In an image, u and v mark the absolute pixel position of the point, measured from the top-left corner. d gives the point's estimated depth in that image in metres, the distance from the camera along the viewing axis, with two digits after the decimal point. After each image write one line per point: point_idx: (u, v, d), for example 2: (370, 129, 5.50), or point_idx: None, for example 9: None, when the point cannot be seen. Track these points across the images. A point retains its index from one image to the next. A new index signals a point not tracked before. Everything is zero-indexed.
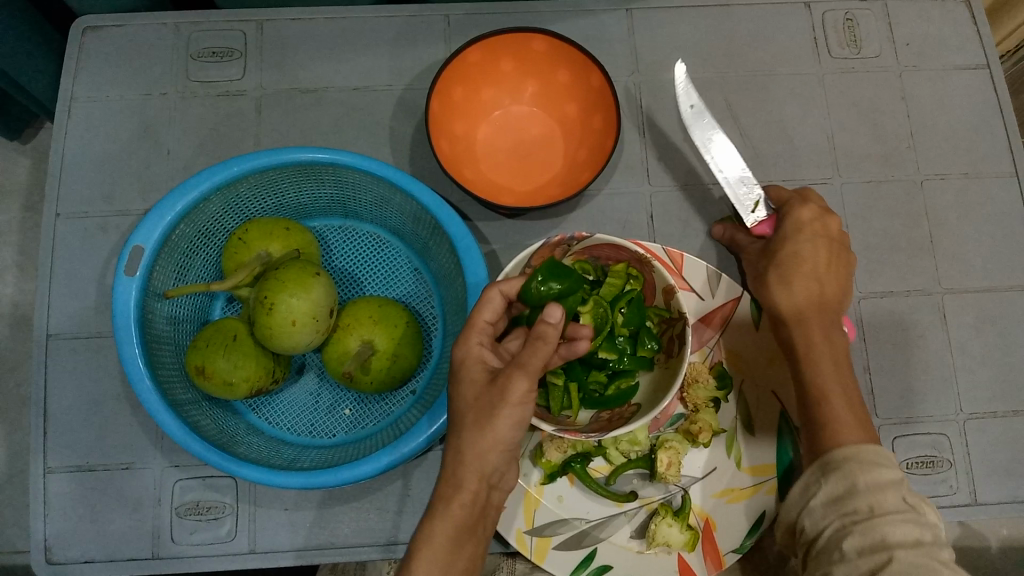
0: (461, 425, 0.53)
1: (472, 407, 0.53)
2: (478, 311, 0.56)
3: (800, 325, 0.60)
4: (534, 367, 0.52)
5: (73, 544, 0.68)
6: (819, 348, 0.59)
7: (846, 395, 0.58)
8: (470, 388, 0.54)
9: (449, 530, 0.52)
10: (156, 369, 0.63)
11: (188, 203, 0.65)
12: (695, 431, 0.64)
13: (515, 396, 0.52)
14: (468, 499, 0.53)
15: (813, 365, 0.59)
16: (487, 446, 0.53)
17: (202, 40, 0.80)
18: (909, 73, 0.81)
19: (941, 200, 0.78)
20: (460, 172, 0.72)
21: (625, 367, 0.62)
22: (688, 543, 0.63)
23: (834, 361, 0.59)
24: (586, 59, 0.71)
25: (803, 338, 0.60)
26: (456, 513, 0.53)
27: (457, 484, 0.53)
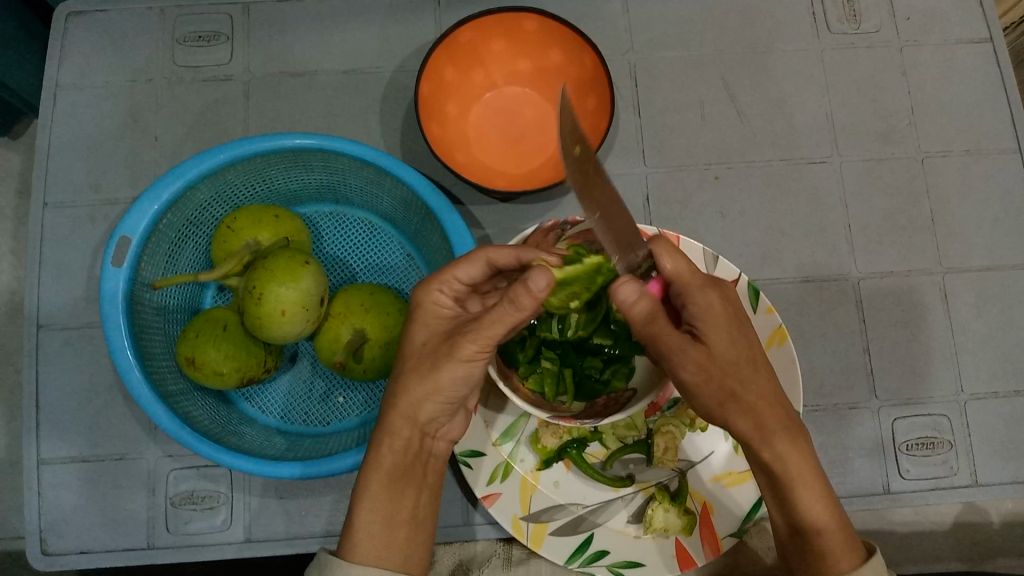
0: (403, 373, 0.54)
1: (418, 354, 0.54)
2: (454, 266, 0.54)
3: (762, 430, 0.52)
4: (488, 334, 0.50)
5: (68, 535, 0.68)
6: (791, 450, 0.52)
7: (827, 493, 0.53)
8: (421, 334, 0.55)
9: (384, 479, 0.54)
10: (146, 360, 0.63)
11: (175, 192, 0.64)
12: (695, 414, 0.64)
13: (463, 354, 0.52)
14: (397, 452, 0.55)
15: (801, 482, 0.52)
16: (412, 397, 0.54)
17: (188, 23, 0.78)
18: (911, 48, 0.79)
19: (942, 177, 0.76)
20: (450, 156, 0.71)
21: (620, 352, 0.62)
22: (685, 528, 0.63)
23: (812, 465, 0.53)
24: (578, 38, 0.69)
25: (789, 451, 0.52)
26: (392, 464, 0.55)
27: (390, 431, 0.55)
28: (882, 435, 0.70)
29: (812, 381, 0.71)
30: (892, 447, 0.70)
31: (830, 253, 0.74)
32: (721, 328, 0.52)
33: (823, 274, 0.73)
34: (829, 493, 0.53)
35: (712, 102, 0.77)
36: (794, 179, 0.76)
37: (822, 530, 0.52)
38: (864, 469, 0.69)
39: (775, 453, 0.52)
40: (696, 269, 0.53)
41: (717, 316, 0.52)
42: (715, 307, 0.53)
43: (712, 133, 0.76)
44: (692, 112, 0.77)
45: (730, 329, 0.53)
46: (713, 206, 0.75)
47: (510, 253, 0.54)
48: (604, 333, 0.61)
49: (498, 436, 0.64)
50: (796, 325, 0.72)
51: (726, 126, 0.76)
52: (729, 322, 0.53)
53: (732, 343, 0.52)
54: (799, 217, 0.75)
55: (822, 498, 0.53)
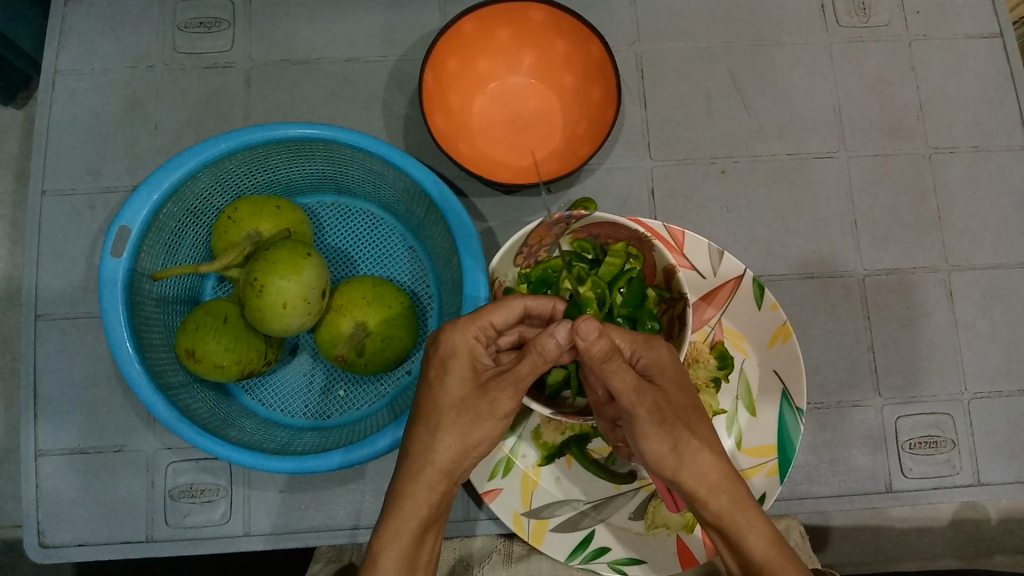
0: (437, 422, 0.54)
1: (452, 408, 0.54)
2: (490, 311, 0.53)
3: (698, 470, 0.53)
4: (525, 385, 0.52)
5: (67, 526, 0.68)
6: (719, 486, 0.54)
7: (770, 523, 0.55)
8: (456, 394, 0.54)
9: (412, 529, 0.54)
10: (145, 351, 0.62)
11: (175, 181, 0.63)
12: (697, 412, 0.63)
13: (501, 410, 0.53)
14: (427, 494, 0.54)
15: (746, 525, 0.54)
16: (449, 452, 0.54)
17: (189, 9, 0.77)
18: (920, 42, 0.78)
19: (950, 173, 0.76)
20: (454, 147, 0.70)
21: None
22: (687, 525, 0.63)
23: (750, 504, 0.54)
24: (585, 29, 0.68)
25: (729, 504, 0.54)
26: (418, 512, 0.54)
27: (424, 483, 0.54)
28: (886, 432, 0.70)
29: (816, 378, 0.71)
30: (895, 446, 0.70)
31: (836, 249, 0.73)
32: (674, 375, 0.53)
33: (827, 270, 0.73)
34: (770, 526, 0.55)
35: (718, 95, 0.76)
36: (800, 173, 0.75)
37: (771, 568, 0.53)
38: (867, 467, 0.69)
39: (715, 508, 0.54)
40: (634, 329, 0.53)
41: (669, 371, 0.53)
42: (667, 361, 0.53)
43: (718, 127, 0.75)
44: (698, 105, 0.76)
45: (685, 382, 0.54)
46: (717, 200, 0.74)
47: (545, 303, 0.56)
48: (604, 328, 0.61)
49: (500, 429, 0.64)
50: (800, 322, 0.72)
51: (733, 119, 0.76)
52: (682, 370, 0.54)
53: (681, 391, 0.53)
54: (803, 213, 0.74)
55: (761, 529, 0.54)
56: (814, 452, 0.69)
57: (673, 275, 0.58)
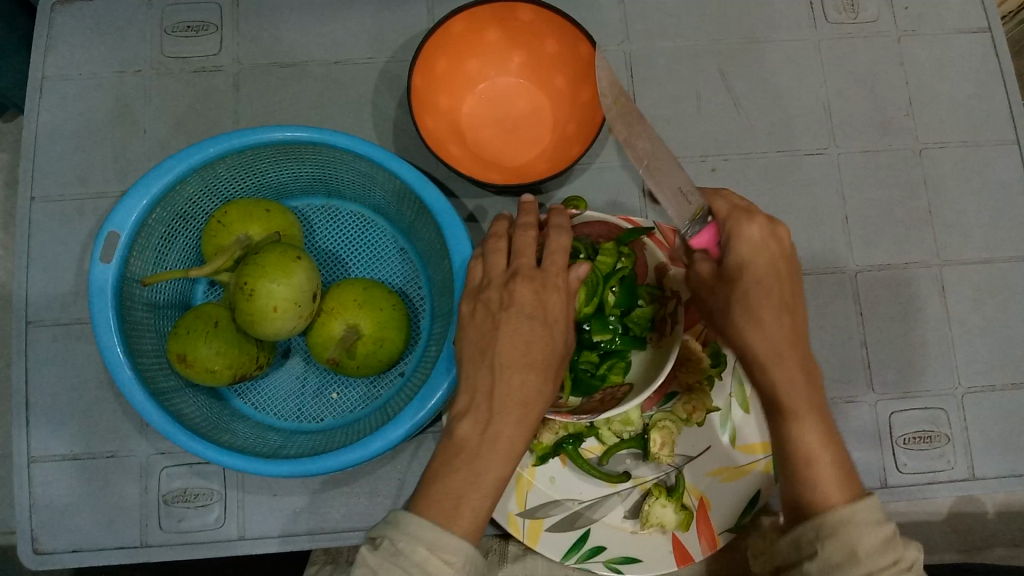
0: (521, 327, 0.50)
1: (527, 312, 0.51)
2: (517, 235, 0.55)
3: (762, 338, 0.51)
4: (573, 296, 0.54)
5: (60, 533, 0.67)
6: (774, 354, 0.51)
7: (825, 423, 0.51)
8: (539, 326, 0.51)
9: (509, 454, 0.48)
10: (136, 356, 0.62)
11: (164, 186, 0.63)
12: (690, 410, 0.63)
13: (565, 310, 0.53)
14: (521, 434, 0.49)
15: (796, 412, 0.51)
16: (535, 366, 0.50)
17: (176, 13, 0.77)
18: (908, 38, 0.78)
19: (940, 168, 0.76)
20: (444, 148, 0.70)
21: (618, 347, 0.59)
22: (682, 523, 0.62)
23: (808, 389, 0.51)
24: (572, 27, 0.68)
25: (786, 382, 0.51)
26: (516, 437, 0.49)
27: (519, 395, 0.49)
28: (880, 427, 0.70)
29: None
30: (889, 441, 0.70)
31: (828, 246, 0.73)
32: (746, 258, 0.52)
33: (818, 267, 0.73)
34: (827, 424, 0.51)
35: (708, 93, 0.76)
36: (791, 170, 0.75)
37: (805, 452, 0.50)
38: (861, 462, 0.69)
39: (773, 380, 0.51)
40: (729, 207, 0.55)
41: (752, 251, 0.52)
42: (749, 241, 0.52)
43: (708, 125, 0.75)
44: (688, 103, 0.76)
45: (761, 258, 0.52)
46: None
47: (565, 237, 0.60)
48: (599, 328, 0.58)
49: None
50: None
51: (723, 117, 0.76)
52: (772, 253, 0.53)
53: (762, 271, 0.52)
54: (794, 209, 0.74)
55: (816, 425, 0.51)
56: None
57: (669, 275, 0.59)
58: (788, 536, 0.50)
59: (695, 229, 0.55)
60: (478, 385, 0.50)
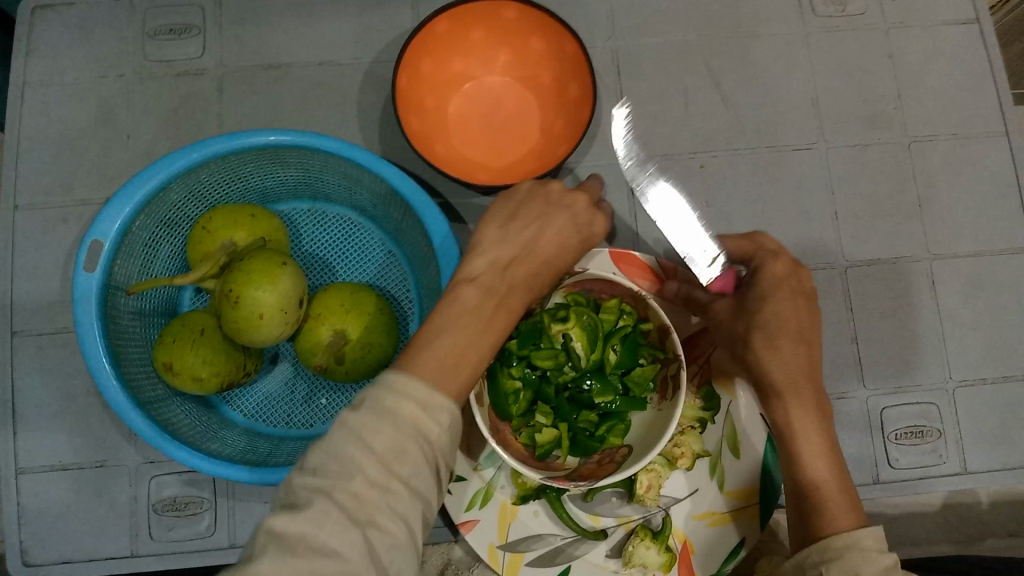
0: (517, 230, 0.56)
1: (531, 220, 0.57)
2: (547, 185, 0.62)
3: (779, 367, 0.56)
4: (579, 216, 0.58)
5: (50, 544, 0.67)
6: (790, 380, 0.56)
7: (832, 453, 0.55)
8: (568, 229, 0.57)
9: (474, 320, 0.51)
10: (122, 366, 0.61)
11: (146, 193, 0.62)
12: (676, 454, 0.60)
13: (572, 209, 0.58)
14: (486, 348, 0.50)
15: (807, 437, 0.55)
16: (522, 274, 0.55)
17: (157, 16, 0.76)
18: (896, 30, 0.78)
19: (930, 162, 0.75)
20: (430, 149, 0.69)
21: (616, 409, 0.59)
22: (664, 565, 0.61)
23: (818, 419, 0.56)
24: (558, 25, 0.67)
25: (800, 413, 0.55)
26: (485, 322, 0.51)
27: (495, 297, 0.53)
28: (872, 423, 0.70)
29: None
30: (881, 436, 0.70)
31: (818, 241, 0.73)
32: (772, 294, 0.59)
33: (808, 263, 0.73)
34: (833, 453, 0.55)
35: (696, 89, 0.76)
36: (780, 166, 0.74)
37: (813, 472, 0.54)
38: (853, 458, 0.69)
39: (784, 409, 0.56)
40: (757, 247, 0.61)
41: (780, 285, 0.59)
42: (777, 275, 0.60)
43: (696, 121, 0.75)
44: (675, 100, 0.75)
45: (784, 297, 0.59)
46: (697, 195, 0.73)
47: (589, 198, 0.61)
48: (600, 389, 0.59)
49: (480, 460, 0.61)
50: None
51: (711, 113, 0.75)
52: (801, 304, 0.59)
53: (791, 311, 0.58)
54: (784, 205, 0.74)
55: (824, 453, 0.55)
56: None
57: (668, 336, 0.56)
58: (791, 558, 0.52)
59: (715, 274, 0.61)
60: (478, 273, 0.54)
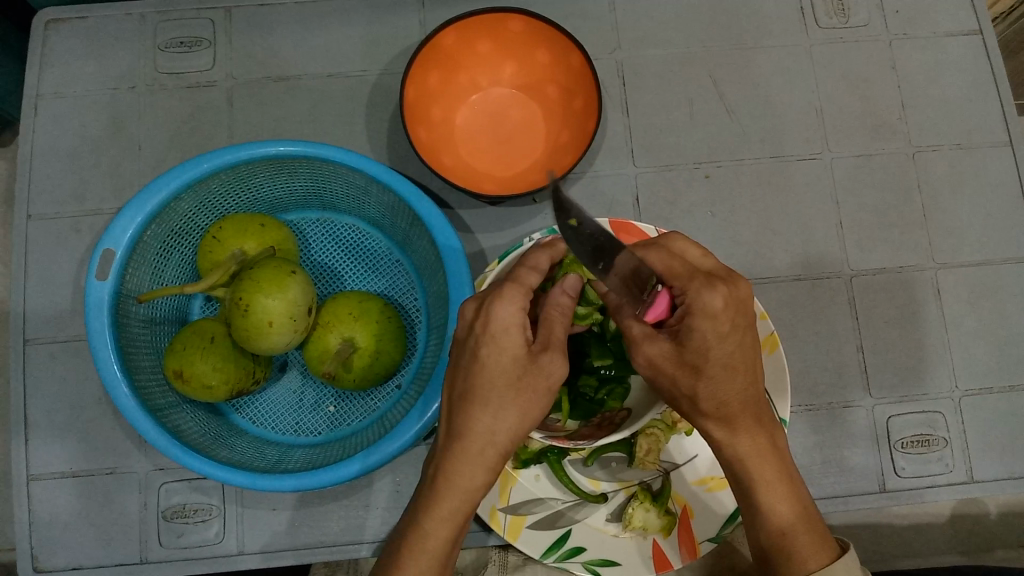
0: (469, 392, 0.49)
1: (468, 357, 0.50)
2: (524, 274, 0.51)
3: (733, 435, 0.51)
4: (501, 347, 0.48)
5: (60, 550, 0.67)
6: (750, 448, 0.51)
7: (792, 485, 0.52)
8: (511, 373, 0.48)
9: (457, 506, 0.50)
10: (133, 373, 0.62)
11: (158, 203, 0.63)
12: (676, 419, 0.62)
13: (498, 338, 0.48)
14: (467, 502, 0.50)
15: (763, 481, 0.52)
16: (502, 429, 0.49)
17: (169, 30, 0.77)
18: (899, 41, 0.79)
19: (933, 172, 0.76)
20: (437, 159, 0.70)
21: (614, 373, 0.60)
22: (664, 528, 0.62)
23: (774, 461, 0.52)
24: (563, 38, 0.68)
25: (751, 450, 0.51)
26: (465, 496, 0.50)
27: (475, 463, 0.49)
28: (878, 431, 0.70)
29: (806, 380, 0.71)
30: (887, 445, 0.70)
31: (823, 250, 0.74)
32: (707, 332, 0.48)
33: (814, 272, 0.73)
34: (795, 489, 0.52)
35: (700, 100, 0.76)
36: (784, 176, 0.75)
37: (796, 536, 0.51)
38: (860, 467, 0.69)
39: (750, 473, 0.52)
40: (687, 266, 0.51)
41: (718, 320, 0.48)
42: (716, 308, 0.48)
43: (700, 132, 0.76)
44: (680, 111, 0.76)
45: (729, 341, 0.49)
46: (702, 204, 0.74)
47: (532, 275, 0.52)
48: (599, 352, 0.59)
49: None
50: (790, 324, 0.72)
51: (715, 124, 0.76)
52: (734, 326, 0.49)
53: (719, 340, 0.48)
54: (788, 215, 0.74)
55: (786, 493, 0.52)
56: (808, 454, 0.69)
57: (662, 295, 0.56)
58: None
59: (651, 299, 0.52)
60: (467, 432, 0.49)
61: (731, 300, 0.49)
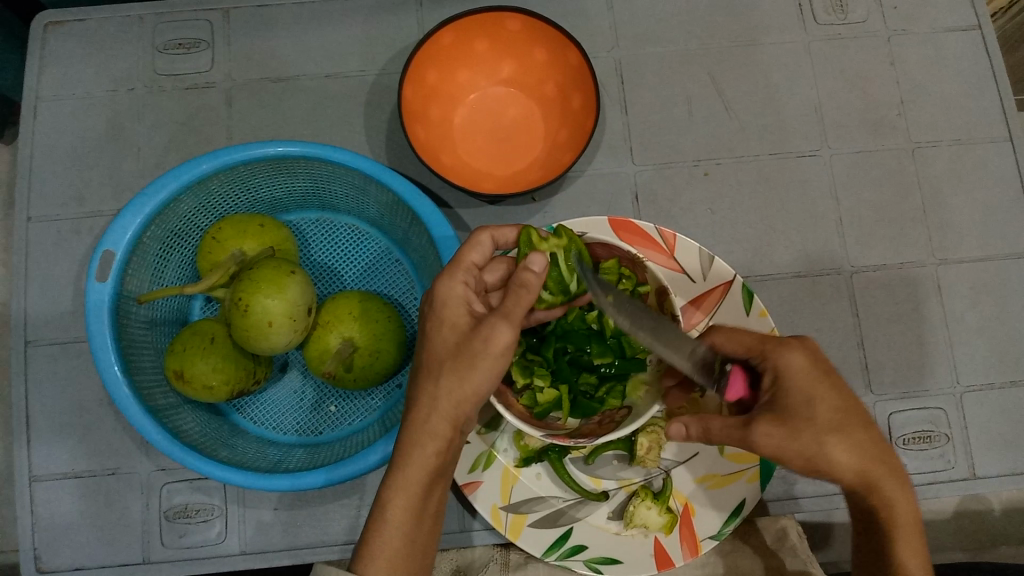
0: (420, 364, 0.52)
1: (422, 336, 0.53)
2: (465, 251, 0.54)
3: (852, 452, 0.52)
4: (446, 319, 0.51)
5: (63, 551, 0.68)
6: (859, 465, 0.52)
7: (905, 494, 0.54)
8: (451, 341, 0.51)
9: (416, 475, 0.50)
10: (133, 374, 0.62)
11: (157, 204, 0.63)
12: (676, 417, 0.62)
13: (441, 311, 0.52)
14: (425, 473, 0.50)
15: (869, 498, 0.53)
16: (450, 397, 0.50)
17: (168, 31, 0.77)
18: (899, 37, 0.79)
19: (933, 168, 0.76)
20: (436, 159, 0.70)
21: (615, 371, 0.59)
22: (665, 526, 0.62)
23: (887, 474, 0.53)
24: (561, 37, 0.68)
25: (848, 467, 0.52)
26: (424, 463, 0.50)
27: (427, 429, 0.50)
28: (880, 427, 0.70)
29: None
30: (889, 442, 0.70)
31: (823, 247, 0.73)
32: (802, 388, 0.52)
33: (814, 269, 0.73)
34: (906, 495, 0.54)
35: (700, 98, 0.76)
36: (783, 173, 0.75)
37: (904, 529, 0.53)
38: None
39: (828, 460, 0.52)
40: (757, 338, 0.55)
41: (806, 377, 0.52)
42: (797, 364, 0.53)
43: (699, 129, 0.76)
44: (679, 108, 0.76)
45: (819, 388, 0.52)
46: (701, 202, 0.74)
47: (475, 251, 0.54)
48: (599, 350, 0.59)
49: (484, 425, 0.63)
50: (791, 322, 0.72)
51: (714, 121, 0.76)
52: (819, 376, 0.53)
53: (828, 405, 0.52)
54: (788, 212, 0.74)
55: (906, 504, 0.54)
56: None
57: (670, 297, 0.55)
58: None
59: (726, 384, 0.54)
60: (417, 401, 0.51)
61: (812, 361, 0.53)
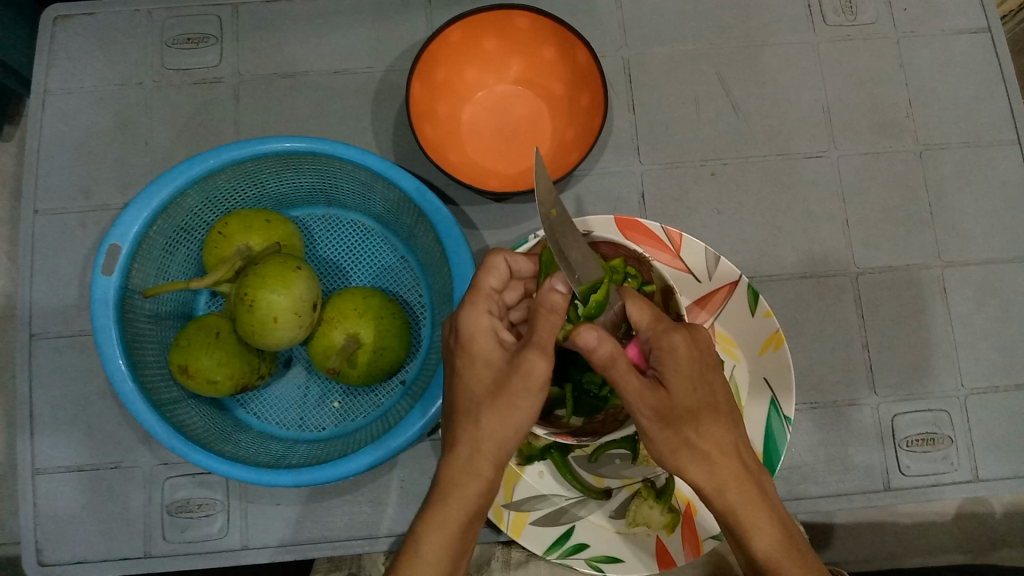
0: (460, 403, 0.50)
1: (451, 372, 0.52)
2: (483, 275, 0.54)
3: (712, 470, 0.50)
4: (476, 353, 0.50)
5: (65, 544, 0.68)
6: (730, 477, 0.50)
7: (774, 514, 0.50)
8: (485, 378, 0.50)
9: (459, 514, 0.48)
10: (138, 367, 0.62)
11: (164, 198, 0.63)
12: None
13: (472, 346, 0.50)
14: (464, 512, 0.49)
15: (745, 518, 0.50)
16: (495, 437, 0.48)
17: (176, 26, 0.78)
18: (908, 39, 0.78)
19: (940, 170, 0.75)
20: (443, 156, 0.70)
21: None
22: (667, 525, 0.62)
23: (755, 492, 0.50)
24: (569, 35, 0.68)
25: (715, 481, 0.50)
26: (466, 501, 0.49)
27: (470, 470, 0.49)
28: (883, 429, 0.70)
29: (811, 377, 0.71)
30: (893, 444, 0.70)
31: (829, 248, 0.73)
32: (683, 373, 0.49)
33: (820, 270, 0.73)
34: (774, 514, 0.50)
35: (707, 98, 0.76)
36: (790, 173, 0.75)
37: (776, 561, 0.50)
38: (865, 465, 0.69)
39: (726, 504, 0.50)
40: (656, 318, 0.51)
41: (682, 365, 0.49)
42: (680, 353, 0.49)
43: (706, 129, 0.75)
44: (686, 108, 0.76)
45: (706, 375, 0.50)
46: (708, 201, 0.74)
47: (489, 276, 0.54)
48: None
49: None
50: (796, 323, 0.72)
51: (722, 121, 0.76)
52: (699, 367, 0.50)
53: (690, 390, 0.49)
54: (794, 213, 0.74)
55: (767, 530, 0.50)
56: (813, 452, 0.69)
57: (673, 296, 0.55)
58: None
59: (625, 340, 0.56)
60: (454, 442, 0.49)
61: (693, 343, 0.50)
